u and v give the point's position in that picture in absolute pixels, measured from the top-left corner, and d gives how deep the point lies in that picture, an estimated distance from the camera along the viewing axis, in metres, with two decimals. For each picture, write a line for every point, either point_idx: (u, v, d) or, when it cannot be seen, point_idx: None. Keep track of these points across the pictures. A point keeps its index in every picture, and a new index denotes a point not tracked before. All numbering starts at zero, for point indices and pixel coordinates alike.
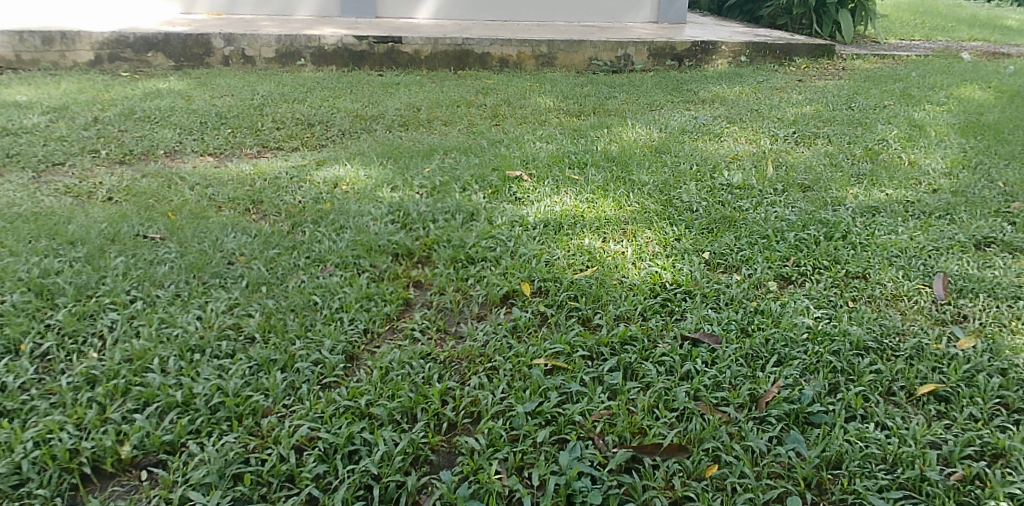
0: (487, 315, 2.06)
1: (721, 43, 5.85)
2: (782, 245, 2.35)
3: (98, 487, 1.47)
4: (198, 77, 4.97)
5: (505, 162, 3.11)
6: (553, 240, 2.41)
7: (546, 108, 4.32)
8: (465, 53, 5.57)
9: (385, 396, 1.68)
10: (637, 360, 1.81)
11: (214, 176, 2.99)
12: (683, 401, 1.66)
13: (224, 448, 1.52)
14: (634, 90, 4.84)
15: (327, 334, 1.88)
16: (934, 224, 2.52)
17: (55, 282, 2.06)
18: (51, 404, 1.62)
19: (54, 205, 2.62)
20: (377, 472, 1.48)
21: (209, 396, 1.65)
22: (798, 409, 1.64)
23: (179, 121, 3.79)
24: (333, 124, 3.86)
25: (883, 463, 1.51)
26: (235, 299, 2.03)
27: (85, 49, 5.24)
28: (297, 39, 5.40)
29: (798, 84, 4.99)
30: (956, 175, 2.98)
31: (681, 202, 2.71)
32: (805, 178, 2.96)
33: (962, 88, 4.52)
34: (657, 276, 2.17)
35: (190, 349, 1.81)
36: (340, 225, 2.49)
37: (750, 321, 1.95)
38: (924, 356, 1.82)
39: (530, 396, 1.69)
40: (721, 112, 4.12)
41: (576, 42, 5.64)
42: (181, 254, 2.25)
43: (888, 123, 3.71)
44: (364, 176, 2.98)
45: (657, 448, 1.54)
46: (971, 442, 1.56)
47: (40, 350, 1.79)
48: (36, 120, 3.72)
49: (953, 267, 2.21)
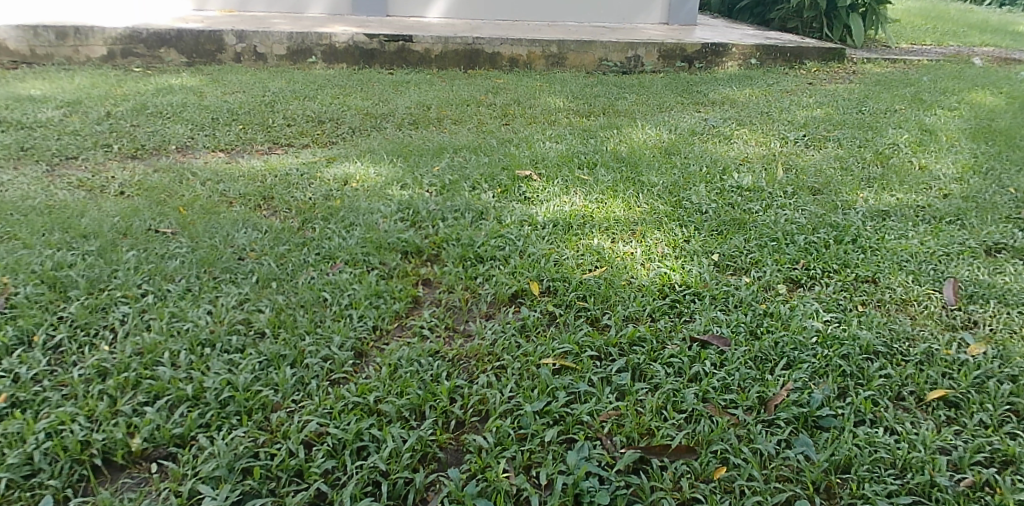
0: (496, 314, 2.06)
1: (732, 45, 5.84)
2: (791, 248, 2.35)
3: (108, 479, 1.48)
4: (209, 73, 4.99)
5: (515, 161, 3.11)
6: (562, 240, 2.41)
7: (556, 108, 4.31)
8: (475, 52, 5.58)
9: (394, 393, 1.68)
10: (645, 360, 1.81)
11: (225, 171, 3.00)
12: (692, 403, 1.66)
13: (234, 442, 1.52)
14: (644, 91, 4.84)
15: (337, 331, 1.88)
16: (945, 229, 2.51)
17: (68, 274, 2.07)
18: (63, 396, 1.64)
19: (67, 199, 2.64)
20: (386, 468, 1.49)
21: (219, 390, 1.66)
22: (807, 413, 1.64)
23: (191, 117, 3.80)
24: (343, 121, 3.87)
25: (892, 468, 1.51)
26: (245, 294, 2.03)
27: (99, 44, 5.27)
28: (308, 36, 5.41)
29: (809, 87, 4.98)
30: (967, 180, 2.97)
31: (690, 204, 2.70)
32: (815, 181, 2.95)
33: (973, 93, 4.50)
34: (666, 277, 2.17)
35: (200, 343, 1.82)
36: (350, 223, 2.50)
37: (759, 323, 1.95)
38: (934, 361, 1.81)
39: (538, 396, 1.69)
40: (731, 114, 4.12)
41: (586, 43, 5.64)
42: (193, 249, 2.26)
43: (899, 127, 3.69)
44: (373, 174, 2.99)
45: (665, 450, 1.55)
46: (981, 448, 1.56)
47: (52, 343, 1.81)
48: (50, 114, 3.74)
49: (964, 273, 2.21)
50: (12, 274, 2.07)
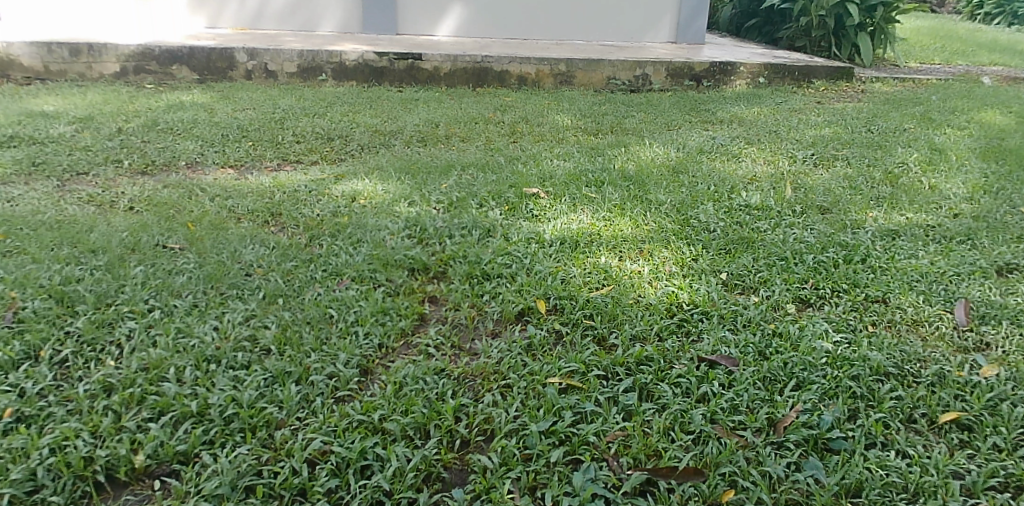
0: (502, 331, 2.05)
1: (741, 64, 5.85)
2: (800, 267, 2.34)
3: (111, 496, 1.48)
4: (220, 90, 5.02)
5: (523, 179, 3.11)
6: (569, 258, 2.40)
7: (564, 126, 4.33)
8: (484, 71, 5.61)
9: (398, 411, 1.67)
10: (652, 380, 1.79)
11: (235, 187, 3.02)
12: (700, 424, 1.64)
13: (237, 460, 1.51)
14: (652, 109, 4.85)
15: (342, 348, 1.88)
16: (956, 249, 2.49)
17: (76, 289, 2.08)
18: (68, 411, 1.63)
19: (77, 214, 2.66)
20: (389, 488, 1.47)
21: (224, 407, 1.65)
22: (817, 435, 1.61)
23: (202, 134, 3.83)
24: (352, 138, 3.89)
25: (904, 493, 1.48)
26: (251, 310, 2.03)
27: (112, 61, 5.34)
28: (319, 54, 5.46)
29: (817, 106, 4.98)
30: (978, 200, 2.95)
31: (698, 222, 2.69)
32: (824, 200, 2.94)
33: (983, 112, 4.48)
34: (674, 296, 2.16)
35: (206, 359, 1.81)
36: (357, 239, 2.50)
37: (768, 344, 1.93)
38: (946, 383, 1.79)
39: (544, 415, 1.68)
40: (739, 132, 4.11)
41: (595, 62, 5.66)
42: (200, 264, 2.27)
43: (909, 147, 3.68)
44: (381, 190, 3.00)
45: (672, 472, 1.52)
46: (995, 473, 1.53)
47: (58, 357, 1.81)
48: (62, 130, 3.78)
49: (975, 294, 2.18)
50: (20, 289, 2.08)
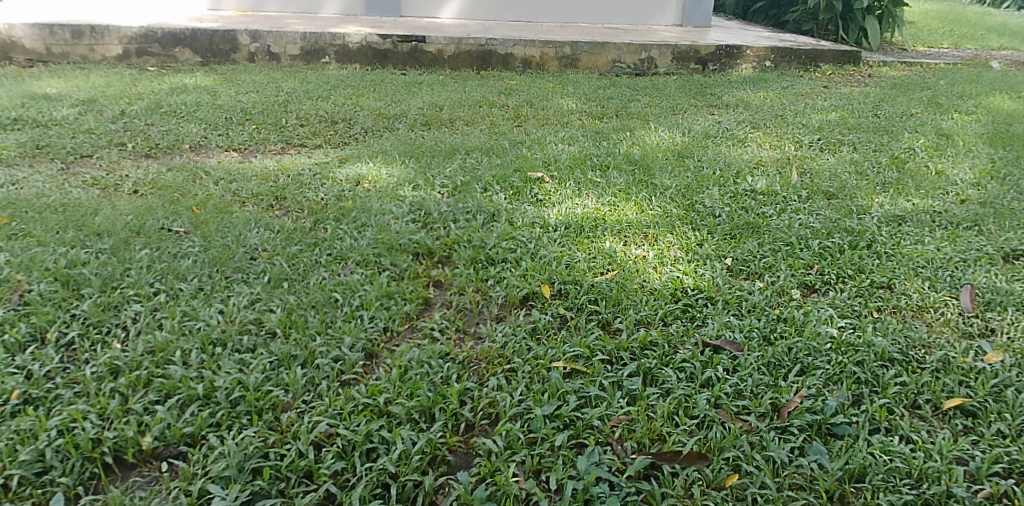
0: (506, 316, 2.05)
1: (747, 48, 5.80)
2: (805, 252, 2.33)
3: (119, 477, 1.49)
4: (223, 73, 5.00)
5: (528, 163, 3.10)
6: (574, 242, 2.40)
7: (569, 110, 4.31)
8: (488, 54, 5.57)
9: (404, 395, 1.67)
10: (657, 365, 1.79)
11: (239, 170, 3.02)
12: (704, 409, 1.65)
13: (244, 442, 1.52)
14: (657, 93, 4.82)
15: (347, 332, 1.88)
16: (962, 235, 2.48)
17: (82, 272, 2.08)
18: (75, 393, 1.64)
19: (81, 197, 2.65)
20: (395, 471, 1.48)
21: (230, 390, 1.66)
22: (821, 420, 1.62)
23: (206, 117, 3.82)
24: (356, 121, 3.88)
25: (907, 478, 1.48)
26: (256, 294, 2.03)
27: (114, 43, 5.31)
28: (322, 36, 5.43)
29: (824, 90, 4.95)
30: (984, 185, 2.94)
31: (703, 207, 2.68)
32: (829, 185, 2.93)
33: (992, 97, 4.45)
34: (679, 281, 2.15)
35: (212, 342, 1.82)
36: (362, 224, 2.50)
37: (773, 329, 1.93)
38: (951, 369, 1.79)
39: (549, 399, 1.68)
40: (745, 117, 4.09)
41: (600, 45, 5.62)
42: (205, 248, 2.27)
43: (916, 132, 3.65)
44: (386, 174, 2.99)
45: (676, 456, 1.53)
46: (999, 459, 1.53)
47: (65, 340, 1.81)
48: (65, 112, 3.77)
49: (981, 280, 2.17)
50: (26, 272, 2.08)
